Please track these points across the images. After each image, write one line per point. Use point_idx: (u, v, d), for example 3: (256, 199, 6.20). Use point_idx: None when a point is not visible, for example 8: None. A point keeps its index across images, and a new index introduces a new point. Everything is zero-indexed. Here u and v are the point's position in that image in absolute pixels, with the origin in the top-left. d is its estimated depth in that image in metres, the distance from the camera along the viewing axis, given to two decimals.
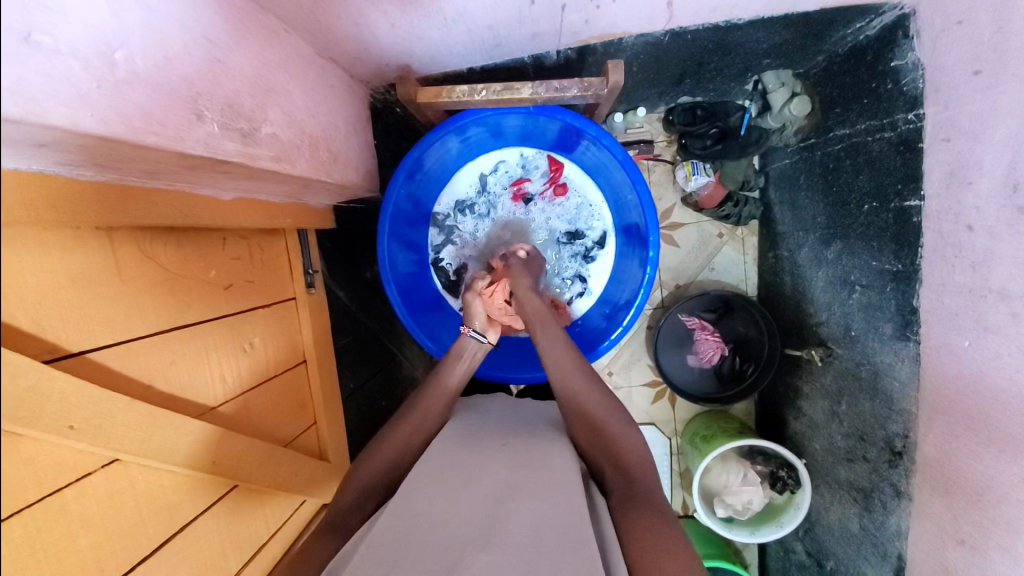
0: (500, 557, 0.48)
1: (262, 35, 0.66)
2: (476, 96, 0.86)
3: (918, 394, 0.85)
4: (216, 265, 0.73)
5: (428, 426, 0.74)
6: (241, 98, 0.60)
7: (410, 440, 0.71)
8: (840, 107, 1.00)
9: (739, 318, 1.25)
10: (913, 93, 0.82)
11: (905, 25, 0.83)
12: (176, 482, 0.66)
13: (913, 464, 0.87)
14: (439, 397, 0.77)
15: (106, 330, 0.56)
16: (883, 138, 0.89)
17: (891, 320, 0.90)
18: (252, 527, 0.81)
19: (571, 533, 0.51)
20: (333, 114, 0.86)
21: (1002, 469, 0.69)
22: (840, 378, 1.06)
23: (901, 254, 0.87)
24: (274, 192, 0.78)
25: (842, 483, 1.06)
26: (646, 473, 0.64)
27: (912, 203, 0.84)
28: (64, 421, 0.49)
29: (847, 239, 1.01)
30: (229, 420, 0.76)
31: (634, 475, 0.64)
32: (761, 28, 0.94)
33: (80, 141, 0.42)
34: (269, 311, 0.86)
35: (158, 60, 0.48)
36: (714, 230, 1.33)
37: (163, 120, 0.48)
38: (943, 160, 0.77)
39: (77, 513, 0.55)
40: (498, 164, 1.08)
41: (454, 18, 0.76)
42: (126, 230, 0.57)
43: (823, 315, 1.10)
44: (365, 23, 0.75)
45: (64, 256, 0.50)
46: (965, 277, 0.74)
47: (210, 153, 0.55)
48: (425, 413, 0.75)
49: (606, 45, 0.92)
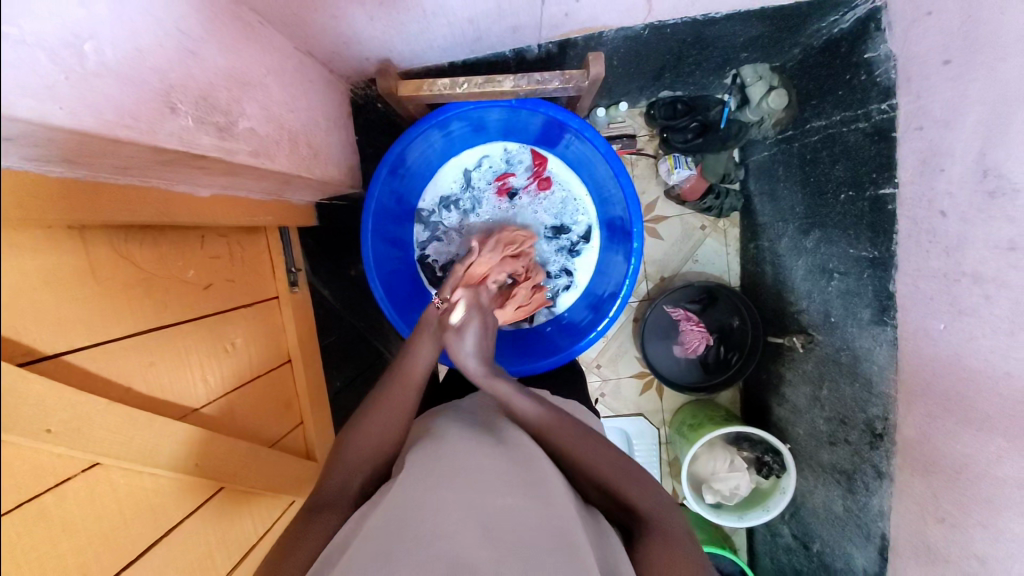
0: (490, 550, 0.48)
1: (237, 28, 0.65)
2: (457, 89, 0.88)
3: (895, 376, 0.88)
4: (194, 263, 0.72)
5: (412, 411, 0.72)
6: (216, 91, 0.59)
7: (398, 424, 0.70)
8: (817, 99, 1.02)
9: (723, 308, 1.27)
10: (887, 83, 0.84)
11: (877, 17, 0.85)
12: (159, 485, 0.65)
13: (893, 445, 0.89)
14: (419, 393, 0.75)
15: (81, 331, 0.55)
16: (858, 128, 0.91)
17: (868, 306, 0.92)
18: (239, 530, 0.80)
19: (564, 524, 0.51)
20: (313, 108, 0.84)
21: (978, 446, 0.72)
22: (821, 364, 1.08)
23: (877, 240, 0.89)
24: (254, 189, 0.77)
25: (825, 466, 1.08)
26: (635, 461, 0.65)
27: (886, 191, 0.86)
28: (42, 424, 0.48)
29: (825, 227, 1.03)
30: (212, 421, 0.75)
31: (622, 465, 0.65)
32: (739, 21, 0.95)
33: (50, 134, 0.41)
34: (250, 311, 0.84)
35: (130, 52, 0.47)
36: (696, 222, 1.35)
37: (136, 113, 0.47)
38: (916, 148, 0.79)
39: (58, 519, 0.53)
40: (482, 159, 1.08)
41: (434, 12, 0.76)
42: (101, 228, 0.56)
43: (803, 303, 1.13)
44: (343, 17, 0.74)
45: (37, 256, 0.49)
46: (940, 261, 0.76)
47: (185, 147, 0.54)
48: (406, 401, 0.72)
49: (586, 38, 0.93)
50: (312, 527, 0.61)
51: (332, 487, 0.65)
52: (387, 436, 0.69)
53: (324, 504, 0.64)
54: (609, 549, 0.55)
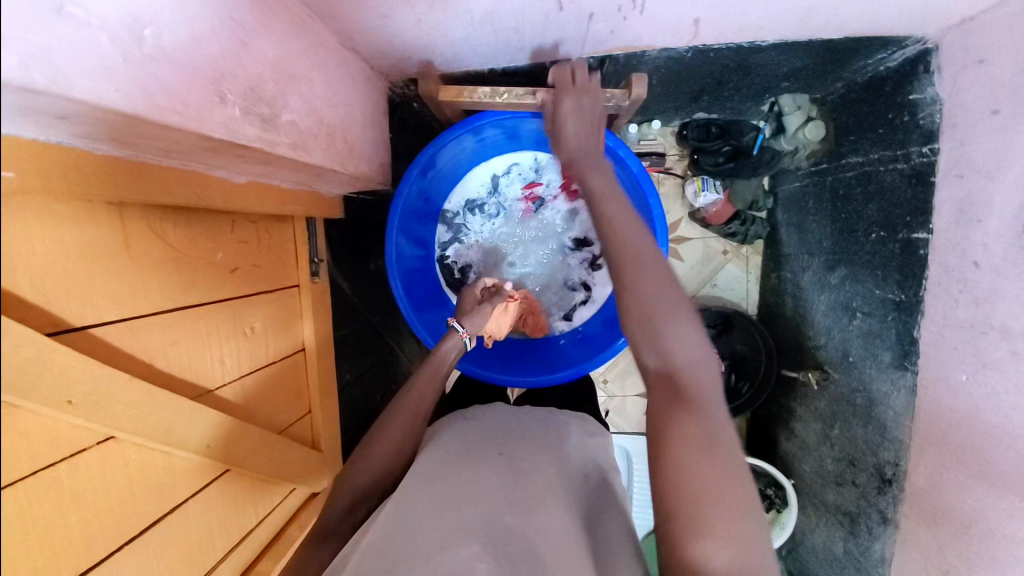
0: None
1: (288, 21, 0.65)
2: (497, 98, 0.86)
3: (910, 423, 0.86)
4: (223, 247, 0.73)
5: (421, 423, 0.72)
6: (263, 82, 0.60)
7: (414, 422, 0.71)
8: (855, 135, 1.01)
9: (737, 336, 1.26)
10: (930, 127, 0.83)
11: (927, 59, 0.83)
12: (169, 462, 0.66)
13: (902, 493, 0.87)
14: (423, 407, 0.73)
15: (110, 306, 0.56)
16: (895, 169, 0.90)
17: (890, 349, 0.91)
18: (241, 511, 0.80)
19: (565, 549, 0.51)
20: (352, 104, 0.85)
21: (990, 503, 0.70)
22: (834, 404, 1.07)
23: (905, 284, 0.88)
24: (287, 178, 0.78)
25: (829, 505, 1.07)
26: (684, 384, 0.53)
27: (919, 235, 0.84)
28: (64, 395, 0.49)
29: (851, 265, 1.02)
30: (226, 403, 0.76)
31: (663, 394, 0.53)
32: (783, 52, 0.94)
33: (102, 115, 0.41)
34: (272, 297, 0.85)
35: (185, 39, 0.47)
36: (718, 246, 1.34)
37: (185, 100, 0.48)
38: (955, 196, 0.78)
39: (70, 487, 0.54)
40: (512, 166, 1.08)
41: (481, 19, 0.76)
42: (138, 207, 0.57)
43: (822, 339, 1.11)
44: (390, 17, 0.74)
45: (75, 229, 0.50)
46: (968, 311, 0.74)
47: (230, 137, 0.54)
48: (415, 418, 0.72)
49: (628, 56, 0.92)
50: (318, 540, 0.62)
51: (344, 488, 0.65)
52: (394, 451, 0.69)
53: (330, 511, 0.64)
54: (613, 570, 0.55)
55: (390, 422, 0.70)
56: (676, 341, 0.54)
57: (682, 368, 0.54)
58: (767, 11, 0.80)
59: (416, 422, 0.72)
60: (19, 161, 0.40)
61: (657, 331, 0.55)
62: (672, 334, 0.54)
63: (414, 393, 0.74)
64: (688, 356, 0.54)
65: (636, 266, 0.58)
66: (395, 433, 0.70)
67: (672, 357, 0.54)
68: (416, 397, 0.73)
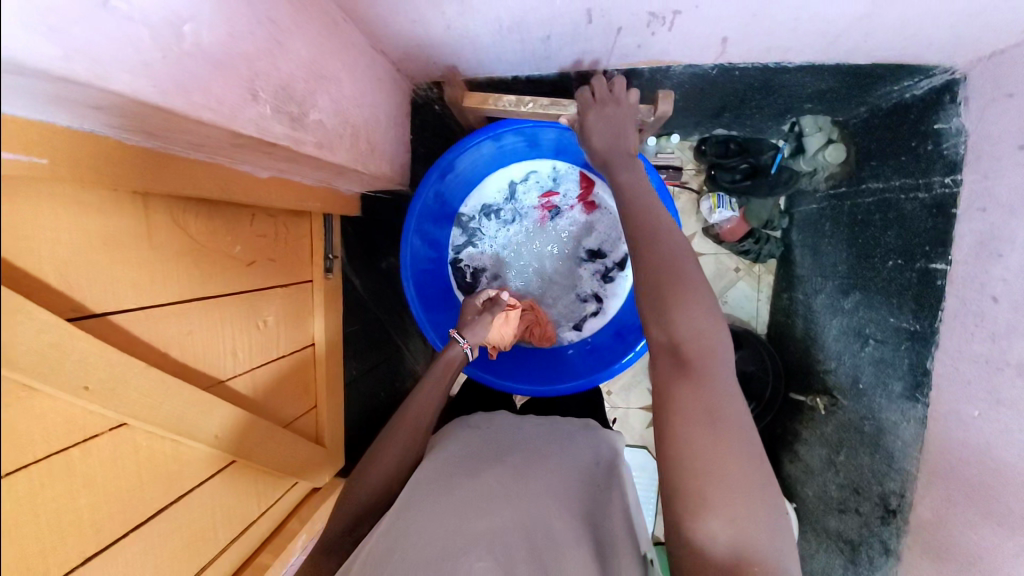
0: None
1: (322, 21, 0.66)
2: (521, 107, 0.87)
3: (918, 455, 0.85)
4: (242, 240, 0.73)
5: (424, 430, 0.73)
6: (295, 82, 0.61)
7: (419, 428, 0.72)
8: (877, 161, 1.00)
9: (747, 355, 1.25)
10: (954, 157, 0.82)
11: (954, 88, 0.82)
12: (177, 451, 0.66)
13: (905, 524, 0.87)
14: (425, 413, 0.74)
15: (131, 295, 0.56)
16: (916, 198, 0.89)
17: (902, 379, 0.90)
18: (244, 503, 0.81)
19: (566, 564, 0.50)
20: (377, 105, 0.86)
21: (996, 542, 0.69)
22: (841, 430, 1.06)
23: (920, 314, 0.87)
24: (309, 176, 0.79)
25: (830, 532, 1.06)
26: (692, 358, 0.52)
27: (937, 266, 0.84)
28: (81, 381, 0.50)
29: (866, 292, 1.01)
30: (235, 395, 0.76)
31: (671, 367, 0.52)
32: (808, 74, 0.94)
33: (139, 109, 0.42)
34: (286, 292, 0.86)
35: (222, 37, 0.48)
36: (731, 263, 1.33)
37: (219, 97, 0.48)
38: (976, 229, 0.77)
39: (82, 472, 0.54)
40: (530, 173, 1.08)
41: (510, 27, 0.76)
42: (163, 198, 0.58)
43: (832, 363, 1.10)
44: (420, 22, 0.75)
45: (101, 217, 0.51)
46: (984, 346, 0.74)
47: (259, 134, 0.55)
48: (419, 428, 0.72)
49: (653, 70, 0.92)
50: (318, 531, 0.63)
51: (354, 493, 0.66)
52: (399, 457, 0.69)
53: (346, 517, 0.64)
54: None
55: (393, 433, 0.70)
56: (683, 314, 0.53)
57: (687, 342, 0.52)
58: (796, 33, 0.79)
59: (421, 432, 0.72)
60: (52, 150, 0.41)
61: (664, 304, 0.54)
62: (679, 310, 0.53)
63: (416, 403, 0.74)
64: (693, 330, 0.53)
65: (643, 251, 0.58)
66: (400, 441, 0.70)
67: (676, 332, 0.53)
68: (417, 408, 0.74)
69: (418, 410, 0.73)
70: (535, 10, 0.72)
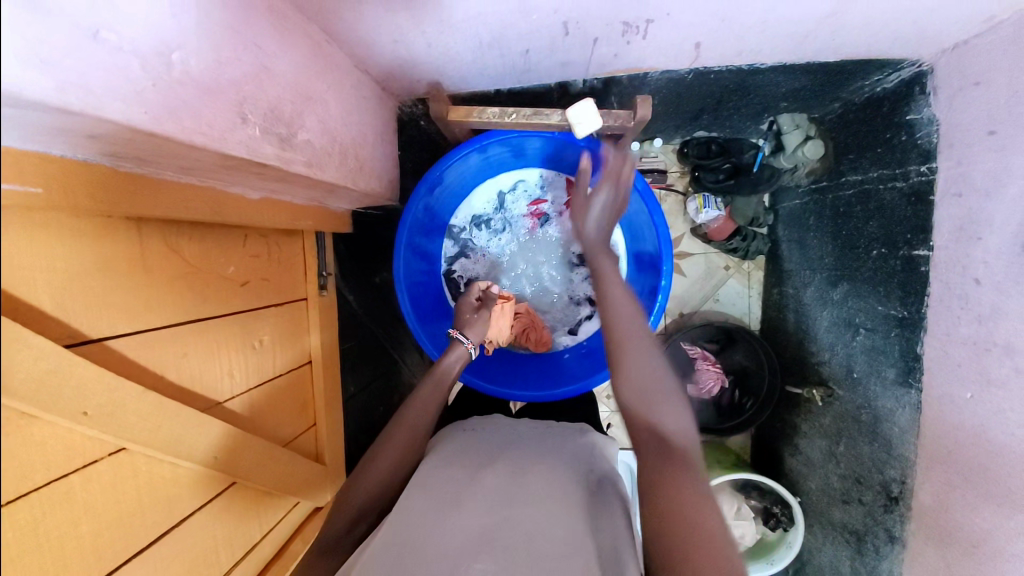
0: None
1: (307, 45, 0.68)
2: (506, 119, 0.88)
3: (916, 441, 0.86)
4: (235, 261, 0.74)
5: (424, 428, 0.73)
6: (282, 104, 0.62)
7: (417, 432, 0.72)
8: (854, 154, 1.03)
9: (740, 351, 1.26)
10: (928, 146, 0.84)
11: (923, 80, 0.85)
12: (176, 475, 0.66)
13: (909, 511, 0.87)
14: (426, 409, 0.74)
15: (126, 319, 0.57)
16: (895, 187, 0.91)
17: (894, 365, 0.91)
18: (246, 525, 0.80)
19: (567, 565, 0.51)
20: (364, 122, 0.87)
21: (998, 522, 0.70)
22: (839, 421, 1.06)
23: (907, 300, 0.88)
24: (300, 195, 0.80)
25: (835, 524, 1.06)
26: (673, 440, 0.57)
27: (920, 253, 0.86)
28: (79, 407, 0.50)
29: (853, 282, 1.03)
30: (232, 416, 0.76)
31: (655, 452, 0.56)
32: (782, 73, 0.96)
33: (132, 136, 0.43)
34: (279, 310, 0.86)
35: (210, 63, 0.50)
36: (720, 262, 1.35)
37: (210, 121, 0.50)
38: (955, 214, 0.79)
39: (82, 499, 0.54)
40: (518, 183, 1.10)
41: (490, 42, 0.78)
42: (155, 222, 0.59)
43: (825, 355, 1.11)
44: (403, 42, 0.77)
45: (94, 244, 0.52)
46: (971, 328, 0.75)
47: (250, 156, 0.56)
48: (418, 426, 0.72)
49: (631, 77, 0.95)
50: (318, 546, 0.63)
51: (348, 500, 0.65)
52: (396, 463, 0.69)
53: (335, 529, 0.64)
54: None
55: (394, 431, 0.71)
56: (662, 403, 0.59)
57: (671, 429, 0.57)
58: (766, 35, 0.82)
59: (421, 430, 0.72)
60: (46, 179, 0.42)
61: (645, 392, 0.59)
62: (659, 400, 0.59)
63: (418, 401, 0.74)
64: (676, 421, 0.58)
65: (637, 346, 0.63)
66: (399, 444, 0.70)
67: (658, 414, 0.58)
68: (420, 405, 0.74)
69: (421, 406, 0.74)
70: (514, 24, 0.74)
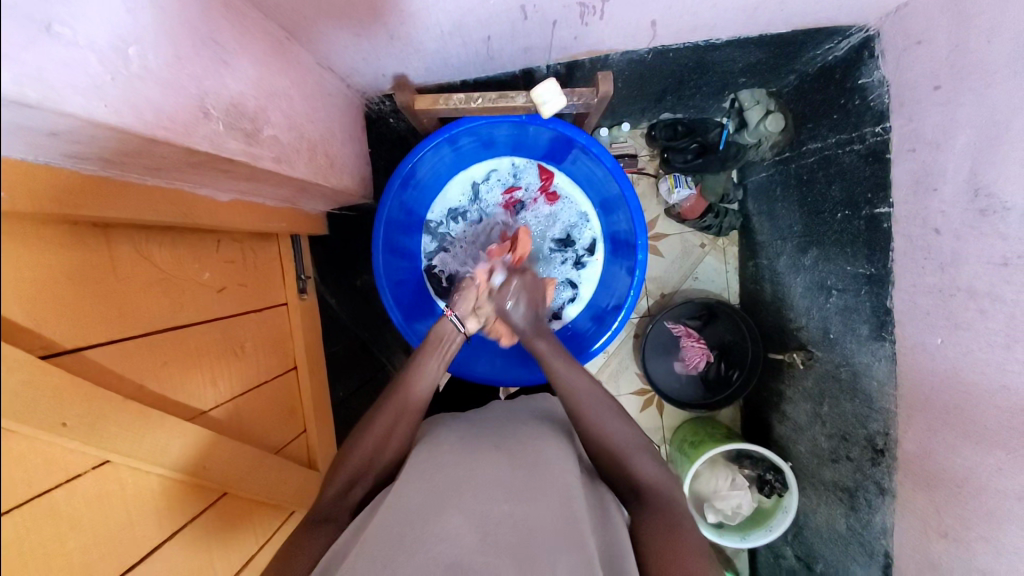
0: (493, 561, 0.48)
1: (264, 40, 0.68)
2: (471, 104, 0.88)
3: (895, 392, 0.89)
4: (209, 266, 0.73)
5: (401, 422, 0.73)
6: (245, 100, 0.62)
7: (404, 406, 0.74)
8: (812, 123, 1.06)
9: (723, 325, 1.28)
10: (880, 107, 0.88)
11: (870, 44, 0.89)
12: (165, 487, 0.65)
13: (895, 461, 0.90)
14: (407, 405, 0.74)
15: (101, 328, 0.56)
16: (853, 150, 0.95)
17: (867, 322, 0.94)
18: (240, 536, 0.79)
19: (563, 537, 0.52)
20: (330, 119, 0.87)
21: (979, 459, 0.72)
22: (820, 381, 1.09)
23: (874, 257, 0.92)
24: (270, 196, 0.79)
25: (827, 484, 1.08)
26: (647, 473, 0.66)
27: (882, 210, 0.89)
28: (58, 417, 0.48)
29: (822, 246, 1.06)
30: (219, 424, 0.75)
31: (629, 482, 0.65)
32: (738, 48, 0.99)
33: (92, 131, 0.43)
34: (260, 316, 0.85)
35: (167, 57, 0.49)
36: (696, 240, 1.38)
37: (173, 116, 0.49)
38: (911, 168, 0.82)
39: (66, 515, 0.53)
40: (491, 172, 1.11)
41: (451, 31, 0.79)
42: (123, 229, 0.58)
43: (802, 320, 1.14)
44: (364, 37, 0.77)
45: (65, 254, 0.51)
46: (935, 277, 0.78)
47: (215, 151, 0.56)
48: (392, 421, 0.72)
49: (592, 60, 0.97)
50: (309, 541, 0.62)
51: (339, 474, 0.67)
52: (381, 450, 0.70)
53: (329, 523, 0.63)
54: (615, 541, 0.57)
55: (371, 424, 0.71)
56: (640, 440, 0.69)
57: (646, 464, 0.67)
58: (718, 8, 0.84)
59: (400, 424, 0.73)
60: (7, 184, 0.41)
61: (623, 438, 0.69)
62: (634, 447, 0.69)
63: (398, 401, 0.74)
64: (651, 459, 0.69)
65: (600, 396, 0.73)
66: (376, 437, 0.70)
67: (634, 457, 0.68)
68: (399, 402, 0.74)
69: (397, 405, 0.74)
70: (473, 11, 0.75)
